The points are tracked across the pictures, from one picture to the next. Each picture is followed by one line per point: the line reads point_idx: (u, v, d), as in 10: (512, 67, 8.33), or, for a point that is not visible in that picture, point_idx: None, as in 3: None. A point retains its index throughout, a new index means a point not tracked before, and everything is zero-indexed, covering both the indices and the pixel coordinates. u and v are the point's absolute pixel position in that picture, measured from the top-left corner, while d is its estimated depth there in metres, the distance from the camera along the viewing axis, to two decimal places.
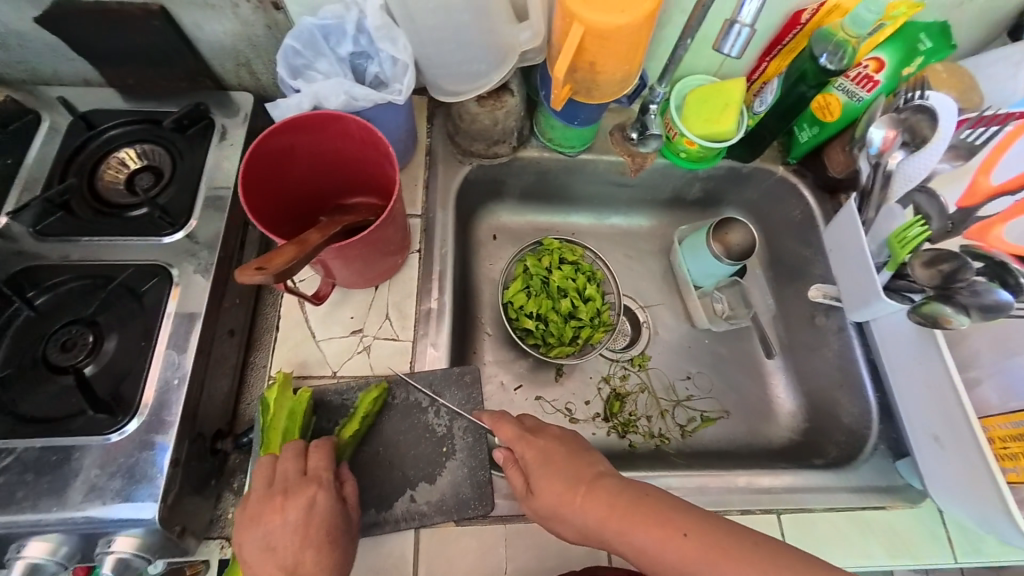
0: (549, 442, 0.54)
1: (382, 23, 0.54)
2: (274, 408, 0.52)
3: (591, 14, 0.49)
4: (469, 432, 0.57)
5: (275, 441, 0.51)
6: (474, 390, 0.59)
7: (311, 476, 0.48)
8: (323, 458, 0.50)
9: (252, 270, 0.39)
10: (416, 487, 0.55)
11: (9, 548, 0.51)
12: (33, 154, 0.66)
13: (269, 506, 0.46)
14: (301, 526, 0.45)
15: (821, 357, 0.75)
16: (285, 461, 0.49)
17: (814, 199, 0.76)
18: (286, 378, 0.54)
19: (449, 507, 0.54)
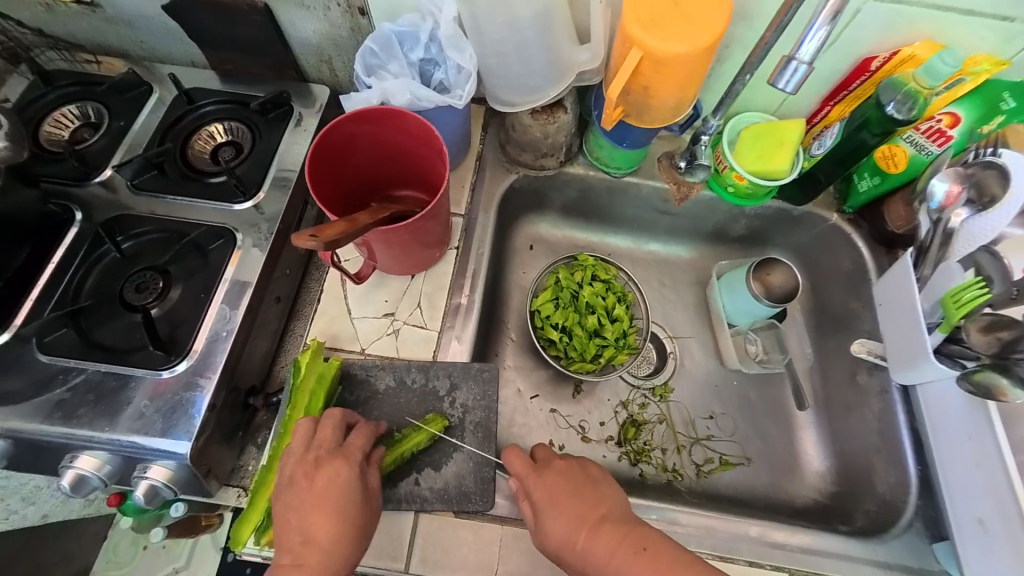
0: (555, 478, 0.54)
1: (453, 33, 0.58)
2: (304, 373, 0.55)
3: (651, 40, 0.50)
4: (480, 429, 0.58)
5: (302, 403, 0.54)
6: (490, 388, 0.60)
7: (345, 451, 0.50)
8: (360, 439, 0.52)
9: (307, 237, 0.43)
10: (422, 471, 0.56)
11: (64, 456, 0.57)
12: (141, 120, 0.75)
13: (299, 471, 0.48)
14: (324, 497, 0.47)
15: (859, 418, 0.70)
16: (323, 430, 0.51)
17: (868, 250, 0.73)
18: (320, 347, 0.57)
19: (451, 497, 0.55)
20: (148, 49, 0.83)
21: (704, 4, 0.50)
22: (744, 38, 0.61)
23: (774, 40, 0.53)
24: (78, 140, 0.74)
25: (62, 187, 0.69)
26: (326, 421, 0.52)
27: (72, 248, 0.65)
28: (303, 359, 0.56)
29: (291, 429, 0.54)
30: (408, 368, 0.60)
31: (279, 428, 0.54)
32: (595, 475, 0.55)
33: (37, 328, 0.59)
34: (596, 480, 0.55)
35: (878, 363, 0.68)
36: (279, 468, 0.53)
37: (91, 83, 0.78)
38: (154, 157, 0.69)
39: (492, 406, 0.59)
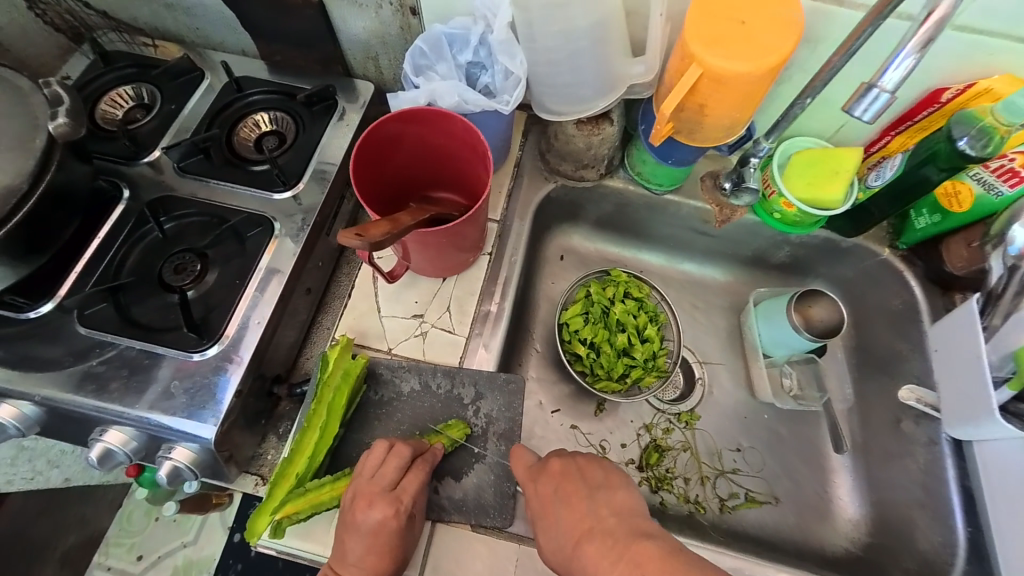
0: (548, 485, 0.52)
1: (506, 39, 0.56)
2: (331, 367, 0.55)
3: (713, 58, 0.48)
4: (502, 441, 0.57)
5: (326, 397, 0.54)
6: (516, 400, 0.59)
7: (398, 497, 0.50)
8: (414, 483, 0.51)
9: (352, 235, 0.42)
10: (441, 481, 0.55)
11: (93, 429, 0.59)
12: (191, 105, 0.77)
13: (356, 504, 0.50)
14: (373, 537, 0.48)
15: (902, 467, 0.67)
16: (385, 469, 0.51)
17: (922, 291, 0.69)
18: (349, 343, 0.56)
19: (468, 508, 0.54)
20: (203, 36, 0.85)
21: (772, 25, 0.48)
22: (806, 60, 0.59)
23: (841, 64, 0.50)
24: (131, 120, 0.77)
25: (112, 164, 0.71)
26: (390, 459, 0.51)
27: (117, 224, 0.67)
28: (332, 353, 0.56)
29: (315, 422, 0.53)
30: (434, 373, 0.59)
31: (303, 420, 0.54)
32: (593, 479, 0.52)
33: (78, 301, 0.60)
34: (593, 483, 0.51)
35: (928, 413, 0.66)
36: (299, 462, 0.52)
37: (147, 66, 0.81)
38: (200, 142, 0.70)
39: (516, 418, 0.58)
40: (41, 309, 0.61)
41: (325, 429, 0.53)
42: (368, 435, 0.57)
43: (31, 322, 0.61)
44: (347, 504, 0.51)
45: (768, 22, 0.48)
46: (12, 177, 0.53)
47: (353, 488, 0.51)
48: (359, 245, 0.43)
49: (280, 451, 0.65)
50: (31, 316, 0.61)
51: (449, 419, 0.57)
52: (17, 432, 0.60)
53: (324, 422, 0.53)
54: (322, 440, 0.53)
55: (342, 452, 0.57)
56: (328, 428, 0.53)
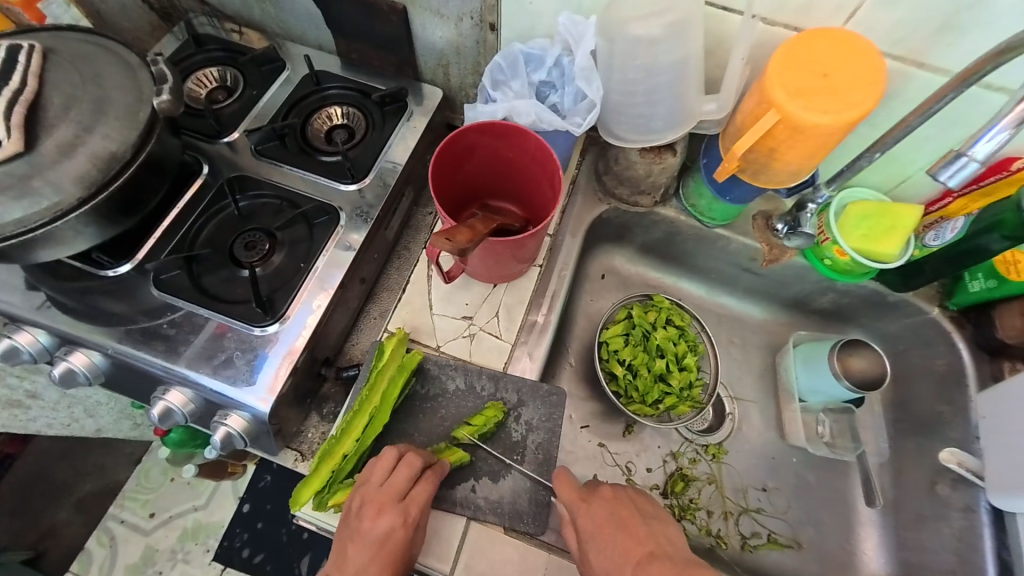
0: (601, 507, 0.55)
1: (587, 66, 0.59)
2: (386, 360, 0.60)
3: (794, 106, 0.50)
4: (540, 451, 0.60)
5: (380, 387, 0.59)
6: (556, 412, 0.62)
7: (407, 507, 0.53)
8: (423, 494, 0.53)
9: (442, 240, 0.46)
10: (479, 480, 0.59)
11: (156, 387, 0.63)
12: (271, 92, 0.81)
13: (365, 510, 0.53)
14: (379, 544, 0.52)
15: (935, 531, 0.67)
16: (396, 476, 0.53)
17: (969, 355, 0.70)
18: (403, 338, 0.62)
19: (503, 511, 0.57)
20: (284, 28, 0.87)
21: (856, 81, 0.49)
22: (875, 116, 0.60)
23: (917, 125, 0.52)
24: (213, 101, 0.80)
25: (197, 140, 0.75)
26: (401, 467, 0.54)
27: (194, 198, 0.71)
28: (387, 347, 0.61)
29: (365, 409, 0.58)
30: (479, 375, 0.63)
31: (354, 404, 0.58)
32: (645, 508, 0.57)
33: (156, 266, 0.64)
34: (640, 508, 0.57)
35: (965, 477, 0.65)
36: (346, 442, 0.57)
37: (235, 52, 0.85)
38: (280, 129, 0.74)
39: (555, 429, 0.61)
40: (119, 269, 0.65)
41: (374, 416, 0.58)
42: (412, 426, 0.61)
43: (110, 280, 0.65)
44: (357, 508, 0.54)
45: (851, 77, 0.50)
46: (117, 145, 0.56)
47: (364, 493, 0.54)
48: (448, 250, 0.46)
49: (320, 430, 0.69)
50: (110, 274, 0.65)
51: (487, 403, 0.61)
52: (85, 381, 0.65)
53: (375, 410, 0.58)
54: (371, 425, 0.58)
55: (385, 439, 0.60)
56: (378, 415, 0.58)
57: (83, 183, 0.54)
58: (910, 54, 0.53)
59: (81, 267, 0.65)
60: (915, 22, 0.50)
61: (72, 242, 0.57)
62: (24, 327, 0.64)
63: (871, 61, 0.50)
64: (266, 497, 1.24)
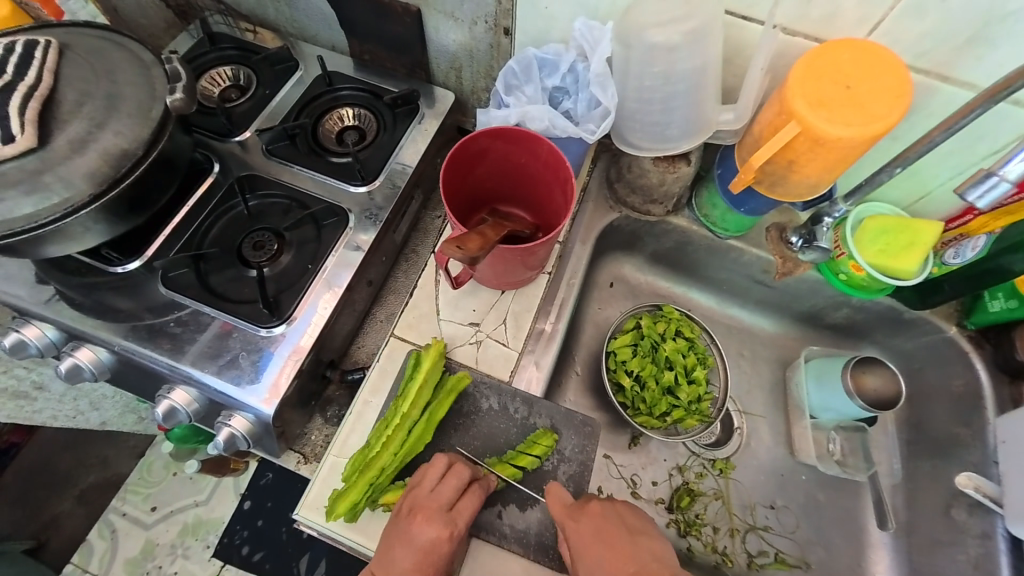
0: (588, 526, 0.53)
1: (603, 72, 0.58)
2: (426, 372, 0.60)
3: (817, 118, 0.49)
4: (571, 482, 0.60)
5: (420, 400, 0.58)
6: (589, 443, 0.61)
7: (452, 518, 0.53)
8: (469, 508, 0.54)
9: (452, 247, 0.45)
10: (505, 507, 0.58)
11: (160, 385, 0.63)
12: (283, 92, 0.81)
13: (412, 516, 0.52)
14: (424, 553, 0.51)
15: (949, 557, 0.66)
16: (445, 485, 0.54)
17: (987, 377, 0.68)
18: (442, 349, 0.62)
19: (528, 542, 0.57)
20: (298, 27, 0.87)
21: (881, 94, 0.48)
22: (896, 130, 0.59)
23: (941, 140, 0.51)
24: (226, 99, 0.80)
25: (208, 138, 0.75)
26: (450, 477, 0.54)
27: (204, 197, 0.71)
28: (426, 358, 0.60)
29: (404, 422, 0.58)
30: (513, 397, 0.62)
31: (388, 416, 0.59)
32: (630, 523, 0.57)
33: (165, 263, 0.64)
34: (624, 522, 0.57)
35: (984, 504, 0.63)
36: (384, 454, 0.57)
37: (248, 51, 0.85)
38: (290, 129, 0.74)
39: (587, 462, 0.61)
40: (128, 266, 0.65)
41: (412, 429, 0.58)
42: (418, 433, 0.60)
43: (118, 276, 0.65)
44: (403, 514, 0.53)
45: (876, 90, 0.48)
46: (129, 142, 0.56)
47: (411, 500, 0.54)
48: (459, 257, 0.45)
49: (323, 433, 0.69)
50: (118, 270, 0.65)
51: (536, 428, 0.61)
52: (90, 376, 0.65)
53: (414, 423, 0.58)
54: (410, 438, 0.58)
55: None
56: (418, 429, 0.58)
57: (93, 179, 0.54)
58: (935, 67, 0.52)
59: (89, 262, 0.65)
60: (942, 36, 0.49)
61: (82, 238, 0.58)
62: (31, 321, 0.64)
63: (896, 74, 0.48)
64: (267, 495, 1.24)
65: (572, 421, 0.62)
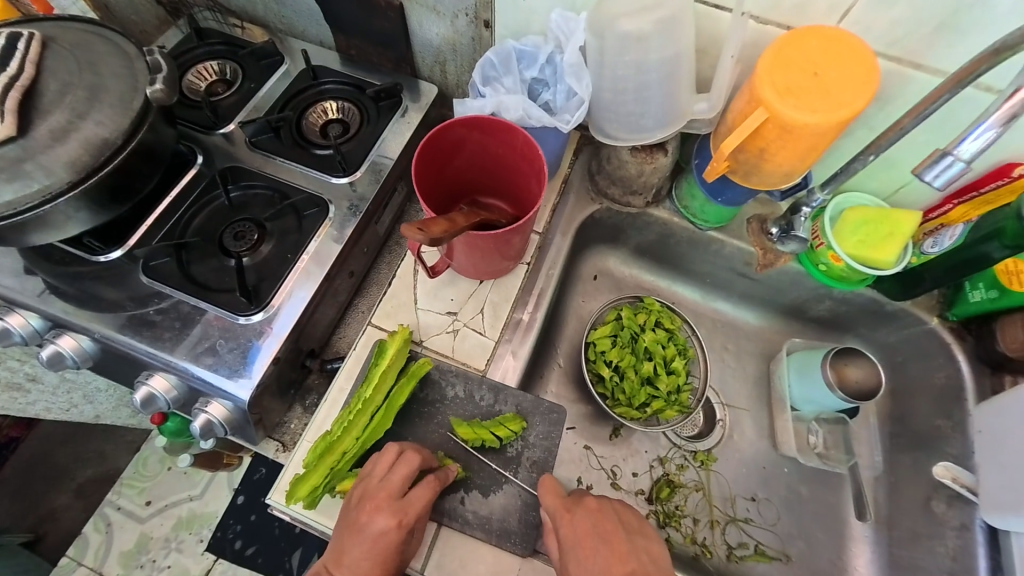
0: (584, 518, 0.54)
1: (577, 62, 0.59)
2: (391, 357, 0.60)
3: (783, 105, 0.49)
4: (536, 468, 0.60)
5: (383, 386, 0.59)
6: (555, 430, 0.62)
7: (403, 507, 0.52)
8: (422, 496, 0.53)
9: (415, 229, 0.45)
10: (469, 492, 0.58)
11: (141, 371, 0.64)
12: (269, 86, 0.82)
13: (363, 505, 0.53)
14: (373, 542, 0.51)
15: (929, 550, 0.65)
16: (394, 475, 0.53)
17: (968, 368, 0.68)
18: (408, 335, 0.62)
19: (491, 528, 0.57)
20: (286, 23, 0.88)
21: (849, 81, 0.48)
22: (871, 119, 0.59)
23: (911, 127, 0.51)
24: (213, 93, 0.81)
25: (193, 131, 0.76)
26: (399, 467, 0.54)
27: (187, 186, 0.71)
28: (390, 344, 0.61)
29: (368, 407, 0.59)
30: (480, 384, 0.63)
31: (354, 401, 0.59)
32: (630, 522, 0.56)
33: (146, 252, 0.65)
34: (624, 522, 0.55)
35: (961, 494, 0.63)
36: (348, 439, 0.58)
37: (235, 46, 0.86)
38: (274, 121, 0.75)
39: (551, 449, 0.61)
40: (111, 255, 0.66)
41: (377, 415, 0.59)
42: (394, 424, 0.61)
43: (102, 265, 0.66)
44: (356, 501, 0.54)
45: (843, 76, 0.48)
46: (110, 131, 0.57)
47: (363, 488, 0.54)
48: (420, 239, 0.46)
49: (303, 421, 0.69)
50: (101, 259, 0.66)
51: (506, 412, 0.62)
52: (73, 364, 0.66)
53: (378, 408, 0.59)
54: (374, 424, 0.58)
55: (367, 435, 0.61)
56: (380, 415, 0.58)
57: (74, 168, 0.55)
58: (907, 55, 0.52)
59: (74, 252, 0.67)
60: (911, 22, 0.49)
61: (64, 227, 0.58)
62: (17, 309, 0.65)
63: (864, 60, 0.48)
64: (260, 489, 1.24)
65: (540, 407, 0.63)
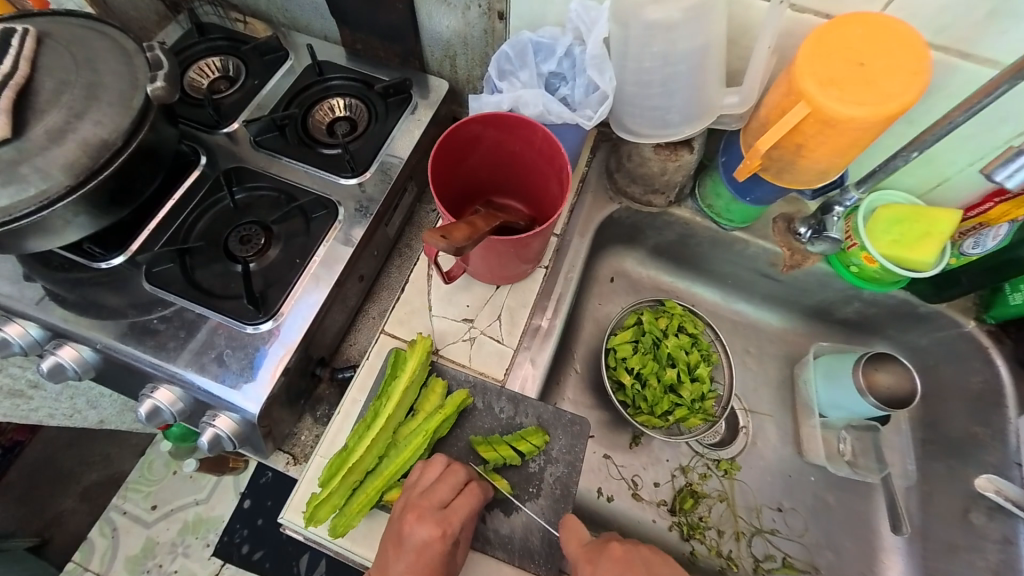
0: (607, 571, 0.49)
1: (599, 54, 0.55)
2: (412, 370, 0.58)
3: (826, 98, 0.46)
4: (558, 484, 0.57)
5: (405, 401, 0.57)
6: (579, 444, 0.59)
7: (446, 517, 0.50)
8: (465, 508, 0.52)
9: (437, 236, 0.43)
10: (490, 511, 0.56)
11: (145, 383, 0.62)
12: (273, 82, 0.78)
13: (405, 515, 0.51)
14: (416, 554, 0.49)
15: (967, 563, 0.63)
16: (440, 484, 0.52)
17: (1007, 373, 0.65)
18: (429, 345, 0.60)
19: (512, 547, 0.55)
20: (289, 17, 0.85)
21: (898, 72, 0.45)
22: (912, 113, 0.56)
23: (961, 121, 0.47)
24: (214, 90, 0.78)
25: (195, 131, 0.73)
26: (446, 476, 0.53)
27: (190, 189, 0.69)
28: (412, 355, 0.59)
29: (389, 423, 0.57)
30: (499, 395, 0.60)
31: (370, 415, 0.57)
32: (662, 575, 0.51)
33: (149, 258, 0.62)
34: (653, 571, 0.51)
35: (1006, 507, 0.61)
36: (369, 458, 0.55)
37: (237, 41, 0.83)
38: (279, 119, 0.72)
39: (576, 464, 0.58)
40: (112, 262, 0.64)
41: (397, 431, 0.57)
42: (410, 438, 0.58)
43: (103, 271, 0.64)
44: (399, 513, 0.52)
45: (890, 66, 0.45)
46: (109, 132, 0.54)
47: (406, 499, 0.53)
48: (443, 247, 0.43)
49: (313, 432, 0.67)
50: (102, 266, 0.64)
51: (526, 426, 0.59)
52: (74, 374, 0.64)
53: (399, 423, 0.57)
54: (395, 441, 0.57)
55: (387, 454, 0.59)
56: (399, 430, 0.57)
57: (72, 171, 0.52)
58: (955, 43, 0.49)
59: (73, 258, 0.64)
60: (963, 9, 0.46)
61: (63, 232, 0.56)
62: (15, 318, 0.62)
63: (913, 48, 0.45)
64: (266, 494, 1.23)
65: (562, 420, 0.60)
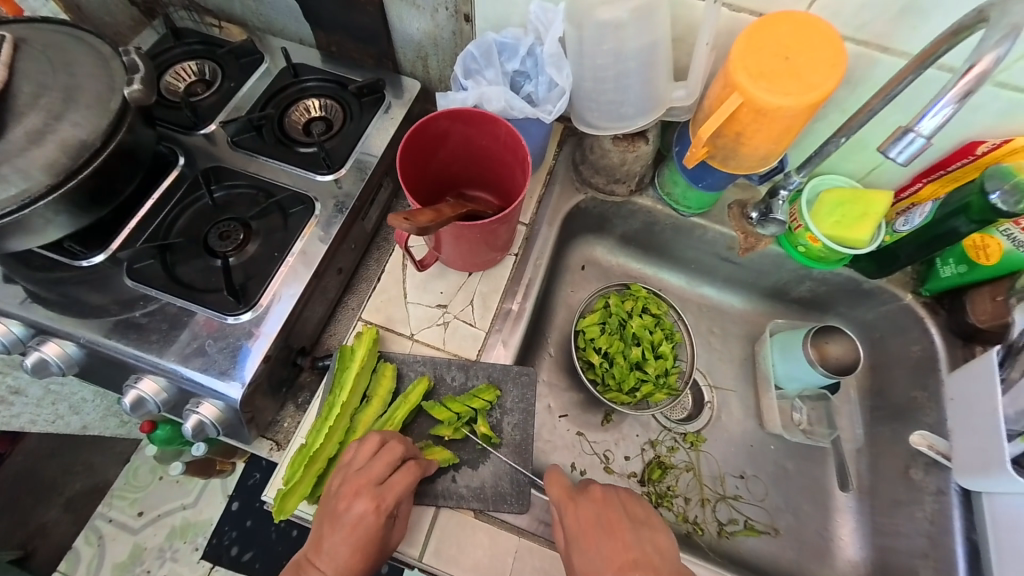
0: (587, 508, 0.56)
1: (556, 52, 0.60)
2: (362, 360, 0.62)
3: (756, 89, 0.51)
4: (517, 432, 0.63)
5: (358, 388, 0.61)
6: (528, 391, 0.64)
7: (382, 493, 0.53)
8: (402, 483, 0.54)
9: (401, 219, 0.46)
10: (459, 470, 0.60)
11: (129, 374, 0.64)
12: (249, 85, 0.81)
13: (342, 492, 0.53)
14: (351, 528, 0.51)
15: (909, 517, 0.68)
16: (375, 461, 0.54)
17: (942, 339, 0.70)
18: (374, 335, 0.64)
19: (485, 496, 0.59)
20: (265, 21, 0.87)
21: (819, 65, 0.50)
22: (843, 101, 0.61)
23: (879, 108, 0.52)
24: (192, 93, 0.80)
25: (173, 132, 0.76)
26: (382, 453, 0.55)
27: (169, 188, 0.71)
28: (360, 346, 0.63)
29: (346, 411, 0.60)
30: (461, 371, 0.64)
31: (330, 407, 0.60)
32: (636, 513, 0.57)
33: (130, 254, 0.65)
34: (628, 510, 0.57)
35: (937, 460, 0.66)
36: (330, 445, 0.59)
37: (213, 45, 0.85)
38: (256, 120, 0.74)
39: (529, 409, 0.64)
40: (93, 259, 0.65)
41: (355, 416, 0.61)
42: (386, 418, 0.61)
43: (84, 269, 0.66)
44: (335, 489, 0.54)
45: (813, 60, 0.50)
46: (87, 133, 0.56)
47: (343, 476, 0.55)
48: (407, 228, 0.46)
49: (296, 420, 0.70)
50: (84, 263, 0.65)
51: (480, 384, 0.64)
52: (59, 371, 0.65)
53: (355, 410, 0.61)
54: (353, 426, 0.60)
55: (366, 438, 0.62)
56: (355, 415, 0.61)
57: (52, 170, 0.54)
58: (874, 39, 0.54)
59: (55, 258, 0.66)
60: (876, 7, 0.51)
61: (44, 231, 0.58)
62: None
63: (831, 43, 0.50)
64: (255, 494, 1.23)
65: (511, 374, 0.65)
